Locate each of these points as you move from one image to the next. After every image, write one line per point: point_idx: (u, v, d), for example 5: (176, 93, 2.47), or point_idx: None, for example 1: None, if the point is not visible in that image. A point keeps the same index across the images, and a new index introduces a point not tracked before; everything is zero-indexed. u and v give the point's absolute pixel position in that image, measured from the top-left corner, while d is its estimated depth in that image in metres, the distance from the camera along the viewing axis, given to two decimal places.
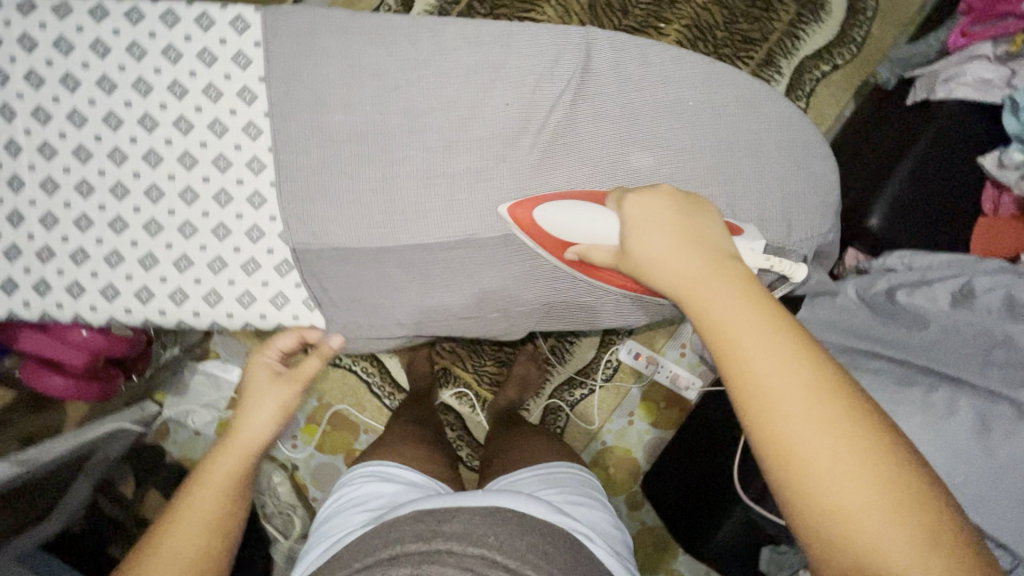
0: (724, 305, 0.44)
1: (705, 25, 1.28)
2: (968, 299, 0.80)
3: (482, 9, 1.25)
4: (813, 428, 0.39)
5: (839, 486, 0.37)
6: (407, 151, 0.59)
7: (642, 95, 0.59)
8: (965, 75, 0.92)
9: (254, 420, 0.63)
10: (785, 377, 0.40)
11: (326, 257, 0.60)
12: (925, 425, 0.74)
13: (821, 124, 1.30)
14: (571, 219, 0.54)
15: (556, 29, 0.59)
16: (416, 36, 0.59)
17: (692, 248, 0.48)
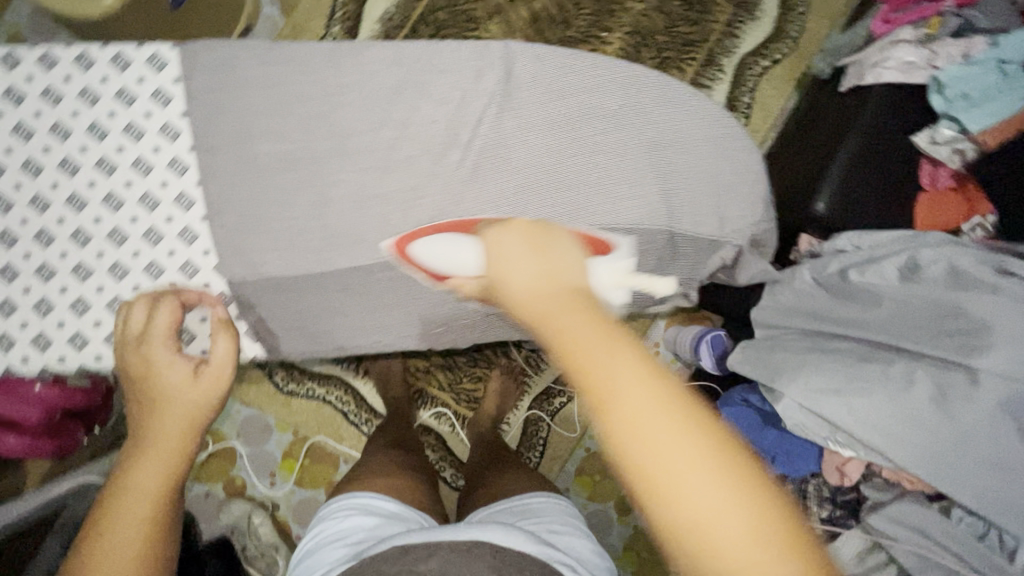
0: (580, 329, 0.39)
1: (646, 31, 1.31)
2: (914, 273, 0.83)
3: (429, 31, 1.27)
4: (675, 443, 0.34)
5: (705, 499, 0.33)
6: (339, 173, 0.59)
7: (567, 102, 0.60)
8: (890, 59, 0.95)
9: (168, 417, 0.54)
10: (646, 397, 0.35)
11: (273, 285, 0.60)
12: (887, 399, 0.75)
13: (767, 117, 1.34)
14: (443, 252, 0.54)
15: (477, 44, 0.60)
16: (333, 59, 0.59)
17: (543, 272, 0.43)
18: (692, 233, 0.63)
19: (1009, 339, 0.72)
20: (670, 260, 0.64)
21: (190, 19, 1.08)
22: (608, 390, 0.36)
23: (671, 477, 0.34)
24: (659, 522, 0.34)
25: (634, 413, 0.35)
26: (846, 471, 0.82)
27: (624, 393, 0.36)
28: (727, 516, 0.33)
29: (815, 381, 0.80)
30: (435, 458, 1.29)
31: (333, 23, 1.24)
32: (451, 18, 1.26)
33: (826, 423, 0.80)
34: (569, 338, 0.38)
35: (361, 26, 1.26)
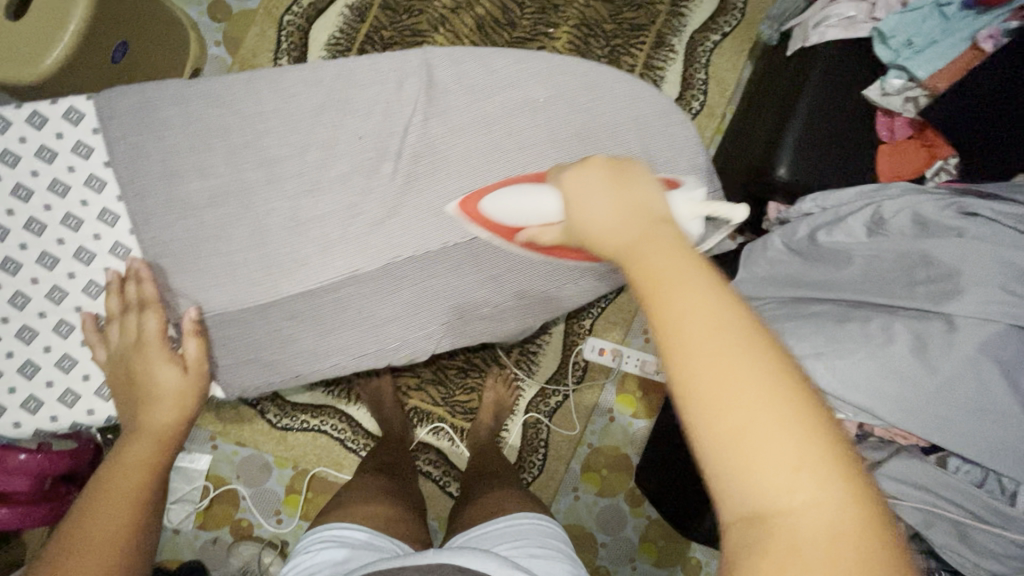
0: (660, 257, 0.36)
1: (593, 21, 1.31)
2: (881, 226, 0.82)
3: (378, 49, 1.27)
4: (751, 373, 0.31)
5: (770, 433, 0.30)
6: (270, 202, 0.60)
7: (493, 99, 0.62)
8: (830, 18, 0.95)
9: (157, 408, 0.55)
10: (734, 346, 0.32)
11: (233, 317, 0.61)
12: (869, 355, 0.74)
13: (723, 90, 1.34)
14: (513, 203, 0.52)
15: (394, 55, 0.61)
16: (256, 94, 0.60)
17: (624, 205, 0.41)
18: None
19: (979, 282, 0.72)
20: None
21: (133, 70, 1.08)
22: (684, 323, 0.33)
23: (735, 404, 0.31)
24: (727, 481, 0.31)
25: (707, 348, 0.32)
26: None
27: (695, 317, 0.33)
28: (793, 460, 0.30)
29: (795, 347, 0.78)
30: (437, 473, 1.29)
31: (279, 55, 1.24)
32: (396, 34, 1.26)
33: None
34: (649, 270, 0.36)
35: (307, 53, 1.25)
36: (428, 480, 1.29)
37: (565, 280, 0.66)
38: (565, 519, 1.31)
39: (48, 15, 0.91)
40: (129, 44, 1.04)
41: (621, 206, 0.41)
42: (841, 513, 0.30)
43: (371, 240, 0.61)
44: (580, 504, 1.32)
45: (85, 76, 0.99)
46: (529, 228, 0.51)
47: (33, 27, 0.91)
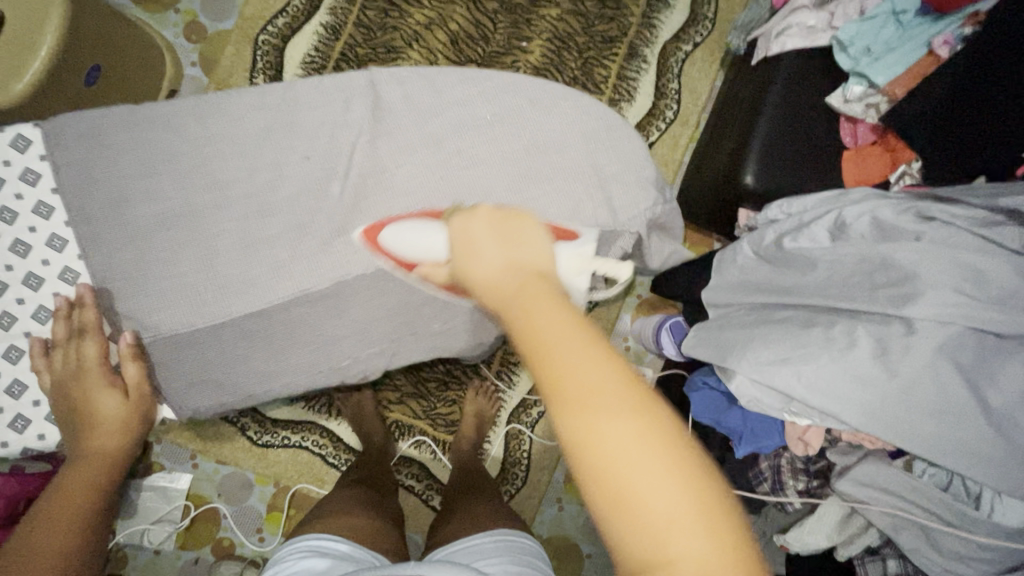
0: (540, 317, 0.37)
1: (565, 35, 1.33)
2: (843, 231, 0.83)
3: (352, 67, 1.28)
4: (630, 432, 0.33)
5: (655, 488, 0.32)
6: (221, 224, 0.61)
7: (442, 118, 0.63)
8: (791, 28, 0.96)
9: (99, 433, 0.59)
10: (609, 394, 0.34)
11: (183, 337, 0.61)
12: (831, 361, 0.75)
13: (696, 99, 1.36)
14: (410, 238, 0.52)
15: (339, 79, 0.63)
16: (204, 117, 0.62)
17: (511, 259, 0.41)
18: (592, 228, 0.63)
19: (936, 283, 0.72)
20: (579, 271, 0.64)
21: (108, 95, 1.09)
22: (563, 377, 0.34)
23: (617, 459, 0.32)
24: (613, 525, 0.32)
25: (586, 402, 0.34)
26: (807, 441, 0.81)
27: (576, 379, 0.34)
28: (667, 504, 0.32)
29: (762, 354, 0.80)
30: (420, 487, 1.29)
31: (255, 74, 1.25)
32: (371, 51, 1.28)
33: (778, 394, 0.79)
34: (533, 325, 0.37)
35: (283, 73, 1.27)
36: (411, 495, 1.29)
37: None
38: (550, 530, 1.31)
39: (19, 43, 0.93)
40: (102, 67, 1.05)
41: (508, 258, 0.42)
42: (721, 555, 0.31)
43: (323, 258, 0.61)
44: (565, 515, 1.31)
45: (59, 100, 1.00)
46: (424, 267, 0.51)
47: (5, 55, 0.93)
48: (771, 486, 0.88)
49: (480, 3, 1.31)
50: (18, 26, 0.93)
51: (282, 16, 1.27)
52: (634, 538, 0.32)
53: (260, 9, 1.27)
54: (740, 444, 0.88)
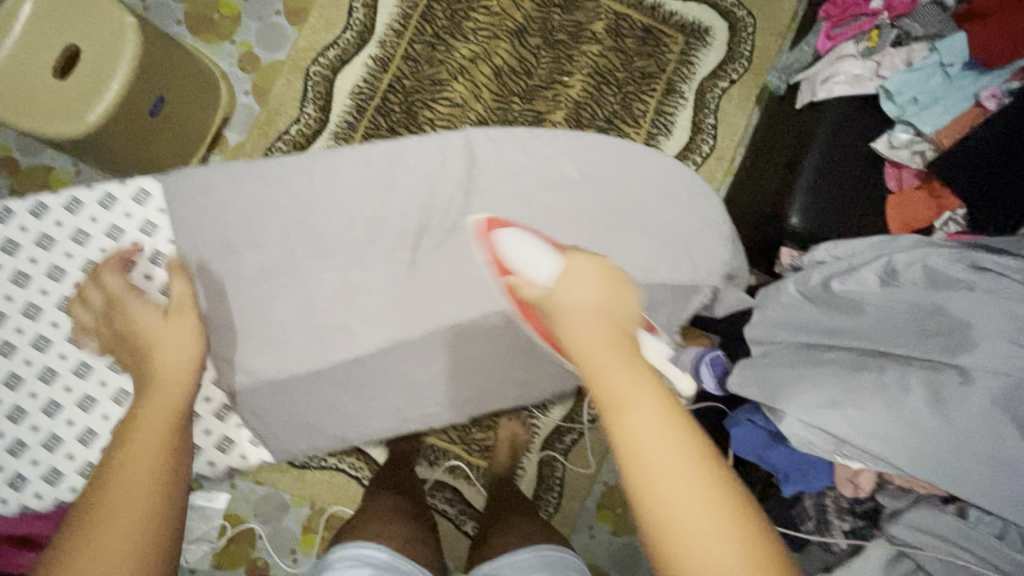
0: (646, 425, 0.40)
1: (606, 70, 1.37)
2: (893, 277, 0.85)
3: (399, 98, 1.32)
4: (700, 497, 0.38)
5: (698, 521, 0.38)
6: (320, 275, 0.67)
7: (530, 175, 0.67)
8: (838, 75, 0.99)
9: (168, 353, 0.57)
10: (668, 434, 0.40)
11: (294, 381, 0.69)
12: (883, 406, 0.76)
13: (732, 135, 1.39)
14: (519, 249, 0.56)
15: (438, 138, 0.67)
16: (303, 165, 0.66)
17: (617, 346, 0.44)
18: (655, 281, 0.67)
19: (990, 334, 0.74)
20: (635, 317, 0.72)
21: (169, 124, 1.12)
22: (624, 416, 0.41)
23: (671, 489, 0.39)
24: (657, 540, 0.39)
25: (646, 438, 0.40)
26: (859, 483, 0.82)
27: (644, 424, 0.40)
28: (712, 532, 0.37)
29: (813, 397, 0.81)
30: (453, 511, 1.30)
31: (306, 104, 1.29)
32: (418, 82, 1.32)
33: (828, 436, 0.79)
34: (607, 374, 0.43)
35: (333, 102, 1.31)
36: (444, 519, 1.30)
37: None
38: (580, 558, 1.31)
39: (94, 77, 0.97)
40: (165, 97, 1.09)
41: (599, 308, 0.47)
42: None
43: (421, 313, 0.69)
44: (595, 543, 1.32)
45: (125, 131, 1.03)
46: (519, 279, 0.54)
47: (79, 87, 0.97)
48: (815, 525, 0.89)
49: (525, 39, 1.36)
50: (94, 60, 0.97)
51: (333, 48, 1.31)
52: (680, 556, 0.37)
53: (313, 41, 1.32)
54: (786, 483, 0.89)
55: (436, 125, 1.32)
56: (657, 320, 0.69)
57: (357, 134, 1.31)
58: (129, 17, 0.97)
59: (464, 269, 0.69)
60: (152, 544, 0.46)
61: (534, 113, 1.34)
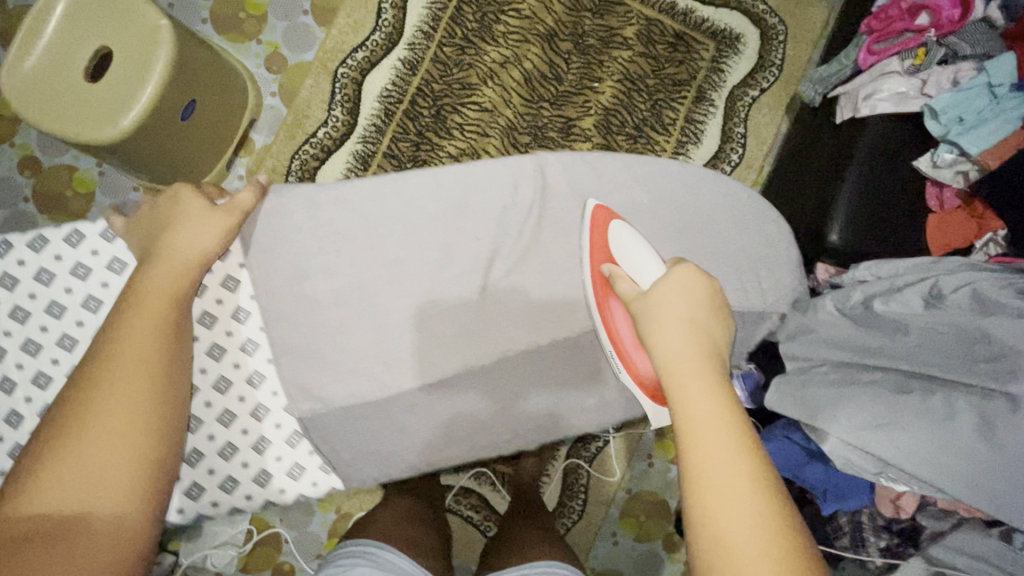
0: (696, 393, 0.53)
1: (636, 76, 1.35)
2: (939, 299, 0.85)
3: (427, 102, 1.30)
4: (730, 469, 0.49)
5: (724, 485, 0.49)
6: (392, 298, 0.69)
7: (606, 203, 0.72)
8: (881, 91, 0.98)
9: (189, 238, 0.64)
10: (717, 417, 0.52)
11: (366, 409, 0.69)
12: (930, 431, 0.77)
13: (761, 145, 1.38)
14: (629, 252, 0.66)
15: (511, 160, 0.71)
16: (377, 186, 0.69)
17: (698, 342, 0.56)
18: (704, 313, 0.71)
19: None
20: None
21: (200, 128, 1.10)
22: (684, 397, 0.53)
23: (709, 457, 0.50)
24: (692, 493, 0.50)
25: (697, 416, 0.52)
26: (901, 506, 0.83)
27: (695, 406, 0.52)
28: (735, 498, 0.48)
29: (856, 418, 0.81)
30: (477, 517, 1.30)
31: (334, 107, 1.28)
32: (447, 87, 1.31)
33: (875, 459, 0.81)
34: (679, 366, 0.55)
35: (361, 105, 1.29)
36: (468, 525, 1.30)
37: None
38: (603, 564, 1.32)
39: (129, 80, 0.95)
40: (197, 101, 1.07)
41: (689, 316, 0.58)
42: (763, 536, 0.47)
43: (487, 340, 0.70)
44: (618, 550, 1.32)
45: (158, 136, 1.01)
46: (619, 275, 0.64)
47: (112, 89, 0.95)
48: (850, 540, 0.90)
49: (555, 44, 1.34)
50: (127, 63, 0.95)
51: (362, 50, 1.29)
52: (705, 507, 0.48)
53: (340, 42, 1.30)
54: (825, 501, 0.89)
55: (465, 129, 1.31)
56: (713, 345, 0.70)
57: (385, 137, 1.29)
58: (163, 20, 0.94)
59: (527, 296, 0.71)
60: (152, 429, 0.57)
61: (563, 119, 1.33)
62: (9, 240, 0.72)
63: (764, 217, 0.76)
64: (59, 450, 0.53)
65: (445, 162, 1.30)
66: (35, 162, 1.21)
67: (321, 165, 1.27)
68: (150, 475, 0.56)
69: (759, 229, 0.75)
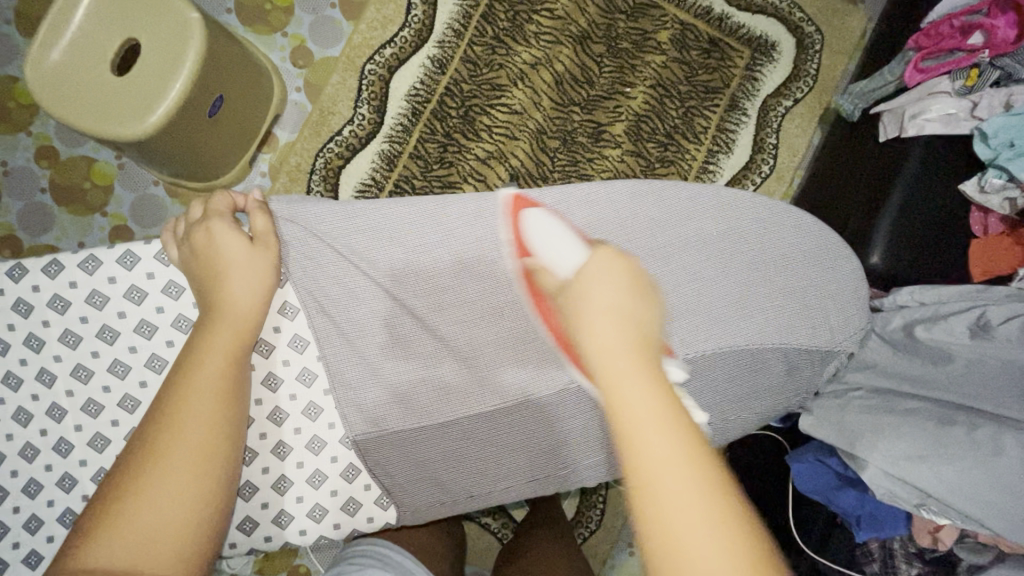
0: (640, 400, 0.44)
1: (668, 82, 1.32)
2: (986, 330, 0.83)
3: (456, 102, 1.27)
4: (696, 504, 0.42)
5: (689, 524, 0.41)
6: (448, 322, 0.70)
7: (670, 233, 0.72)
8: (929, 111, 0.96)
9: (242, 287, 0.63)
10: (670, 439, 0.43)
11: (425, 435, 0.69)
12: (975, 465, 0.75)
13: (792, 156, 1.36)
14: (551, 238, 0.59)
15: (571, 186, 0.72)
16: (439, 211, 0.71)
17: (632, 335, 0.48)
18: (748, 344, 0.71)
19: None
20: (748, 371, 0.72)
21: (227, 124, 1.07)
22: (627, 415, 0.44)
23: (668, 490, 0.42)
24: (651, 537, 0.42)
25: (646, 440, 0.43)
26: (940, 537, 0.82)
27: (645, 426, 0.43)
28: (707, 543, 0.41)
29: (897, 447, 0.80)
30: (495, 525, 1.29)
31: (361, 105, 1.25)
32: (476, 87, 1.27)
33: (916, 490, 0.80)
34: (616, 374, 0.46)
35: (388, 104, 1.26)
36: (486, 532, 1.29)
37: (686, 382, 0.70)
38: None
39: (159, 75, 0.92)
40: (225, 96, 1.03)
41: (622, 307, 0.49)
42: None
43: (543, 368, 0.71)
44: (635, 561, 1.32)
45: (185, 133, 0.98)
46: (545, 265, 0.58)
47: (141, 85, 0.92)
48: (880, 567, 0.89)
49: (587, 46, 1.31)
50: (156, 58, 0.92)
51: (390, 46, 1.26)
52: (669, 552, 0.41)
53: (368, 38, 1.26)
54: (858, 529, 0.87)
55: (494, 132, 1.27)
56: (753, 369, 0.71)
57: (412, 137, 1.25)
58: (194, 12, 0.91)
59: None
60: (208, 493, 0.55)
61: (594, 124, 1.30)
62: (61, 261, 0.70)
63: (813, 248, 0.75)
64: (113, 519, 0.52)
65: (472, 164, 1.26)
66: (54, 153, 1.18)
67: (347, 164, 1.24)
68: (207, 533, 0.55)
69: (808, 260, 0.75)
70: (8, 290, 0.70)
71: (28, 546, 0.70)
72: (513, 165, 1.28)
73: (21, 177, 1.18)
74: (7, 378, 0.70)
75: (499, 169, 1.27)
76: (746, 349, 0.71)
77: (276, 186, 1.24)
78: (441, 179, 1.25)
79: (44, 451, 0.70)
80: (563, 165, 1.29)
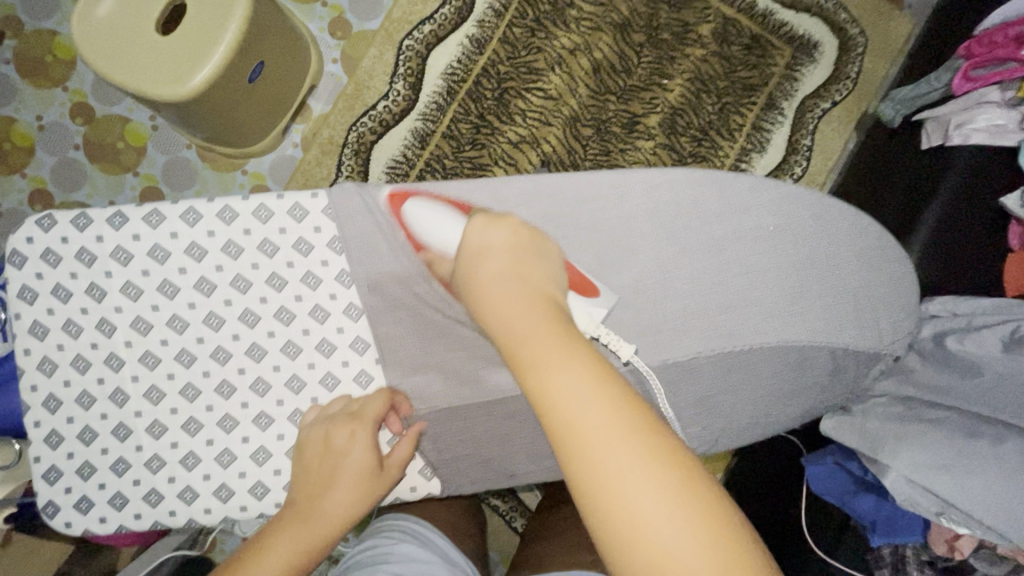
0: (560, 369, 0.49)
1: (707, 77, 1.30)
2: (1020, 344, 0.82)
3: (491, 84, 1.26)
4: (621, 443, 0.46)
5: (618, 458, 0.45)
6: None
7: (722, 226, 0.73)
8: (976, 121, 0.94)
9: (335, 492, 0.64)
10: (590, 390, 0.48)
11: (472, 409, 0.72)
12: (1001, 478, 0.76)
13: (826, 160, 1.34)
14: (431, 220, 0.64)
15: (619, 174, 0.71)
16: (492, 197, 0.70)
17: (529, 299, 0.55)
18: (789, 340, 0.72)
19: None
20: (783, 369, 0.73)
21: (264, 91, 1.07)
22: (544, 380, 0.49)
23: (591, 438, 0.46)
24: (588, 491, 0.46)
25: (565, 397, 0.48)
26: (956, 546, 0.82)
27: (563, 387, 0.49)
28: (637, 479, 0.45)
29: (922, 457, 0.80)
30: (505, 508, 1.30)
31: (396, 81, 1.24)
32: (513, 70, 1.26)
33: (937, 499, 0.80)
34: (524, 345, 0.52)
35: (423, 82, 1.25)
36: (496, 515, 1.30)
37: (723, 372, 0.72)
38: None
39: (202, 34, 0.91)
40: (265, 63, 1.03)
41: (520, 280, 0.56)
42: (674, 512, 0.44)
43: None
44: None
45: (224, 96, 0.98)
46: (435, 248, 0.64)
47: (185, 44, 0.91)
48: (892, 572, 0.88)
49: (627, 35, 1.30)
50: (201, 18, 0.92)
51: (429, 23, 1.25)
52: (607, 493, 0.45)
53: (408, 13, 1.26)
54: (872, 533, 0.87)
55: (528, 116, 1.26)
56: (791, 369, 0.73)
57: (446, 116, 1.25)
58: None
59: (635, 313, 0.70)
60: None
61: (629, 114, 1.29)
62: (125, 213, 0.69)
63: (855, 250, 0.75)
64: None
65: (504, 148, 1.26)
66: (89, 111, 1.18)
67: (379, 140, 1.24)
68: None
69: (850, 263, 0.75)
70: (71, 239, 0.68)
71: (80, 492, 0.71)
72: (545, 151, 1.27)
73: (56, 132, 1.18)
74: (68, 326, 0.70)
75: (531, 154, 1.27)
76: (782, 346, 0.71)
77: (307, 157, 1.24)
78: (473, 161, 1.25)
79: (100, 400, 0.71)
80: (595, 154, 1.28)
